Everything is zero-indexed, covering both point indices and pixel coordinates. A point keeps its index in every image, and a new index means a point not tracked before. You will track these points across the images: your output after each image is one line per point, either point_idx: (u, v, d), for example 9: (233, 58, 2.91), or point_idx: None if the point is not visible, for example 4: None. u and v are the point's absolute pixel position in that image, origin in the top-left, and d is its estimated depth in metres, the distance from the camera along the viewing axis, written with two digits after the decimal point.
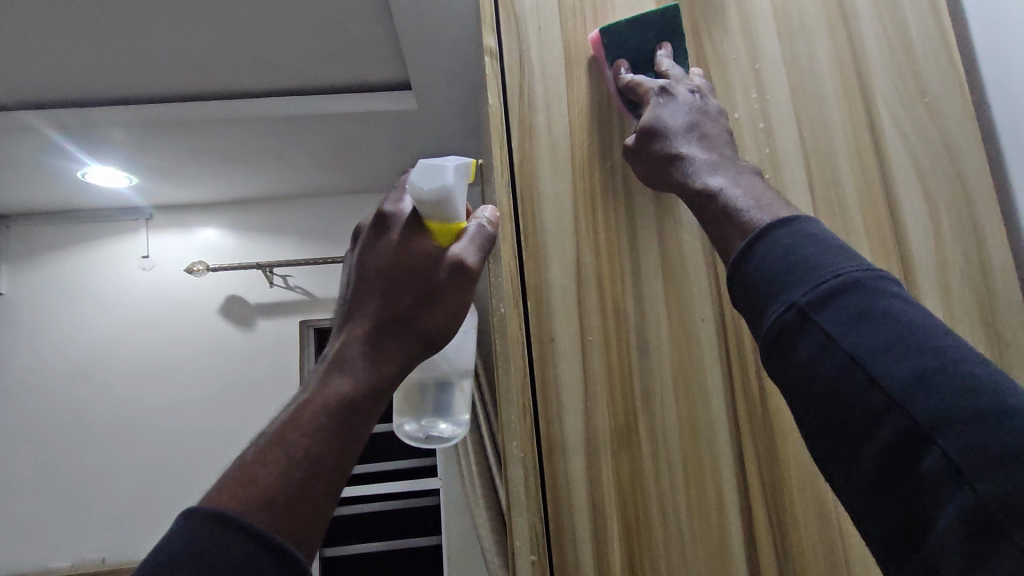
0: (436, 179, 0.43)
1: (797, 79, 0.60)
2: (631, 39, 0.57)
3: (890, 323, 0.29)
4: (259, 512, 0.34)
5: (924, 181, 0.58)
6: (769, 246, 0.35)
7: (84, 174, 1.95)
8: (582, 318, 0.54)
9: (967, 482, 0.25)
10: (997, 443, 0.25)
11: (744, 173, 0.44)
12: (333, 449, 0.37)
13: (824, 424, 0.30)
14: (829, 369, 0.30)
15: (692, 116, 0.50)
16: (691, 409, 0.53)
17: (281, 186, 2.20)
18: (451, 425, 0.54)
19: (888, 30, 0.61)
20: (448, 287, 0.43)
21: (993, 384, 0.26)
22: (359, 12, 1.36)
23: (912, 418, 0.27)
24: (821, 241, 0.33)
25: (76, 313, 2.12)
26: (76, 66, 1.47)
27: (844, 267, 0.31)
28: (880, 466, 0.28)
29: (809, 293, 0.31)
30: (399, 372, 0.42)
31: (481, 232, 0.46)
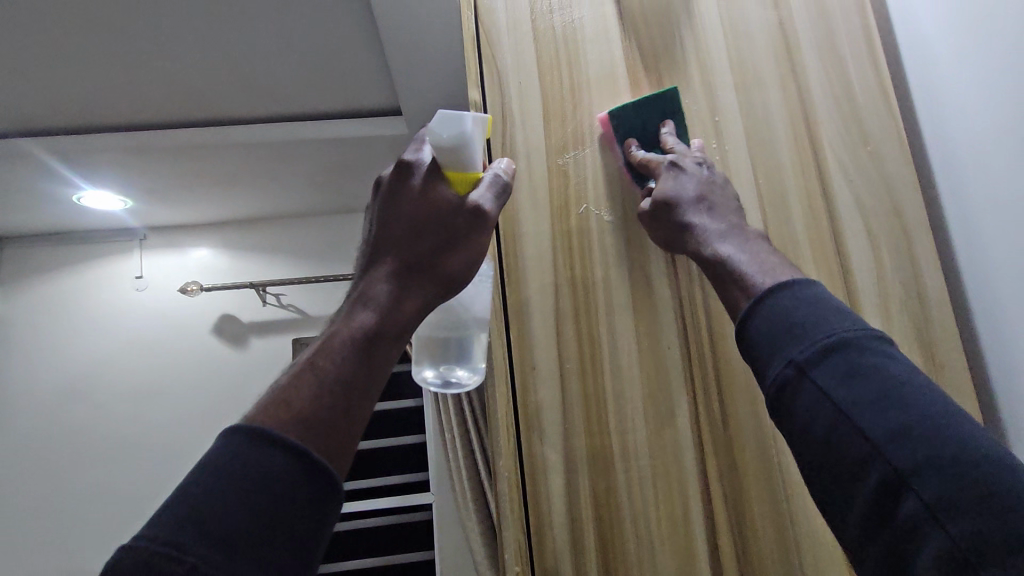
0: (454, 127, 0.49)
1: (752, 127, 0.67)
2: (637, 121, 0.64)
3: (876, 380, 0.36)
4: (294, 427, 0.40)
5: (867, 217, 0.65)
6: (774, 306, 0.43)
7: (79, 198, 1.99)
8: (560, 347, 0.60)
9: (941, 523, 0.32)
10: (965, 489, 0.32)
11: (751, 240, 0.53)
12: (360, 375, 0.43)
13: (822, 467, 0.38)
14: (824, 420, 0.37)
15: (700, 187, 0.58)
16: (658, 427, 0.58)
17: (273, 206, 2.25)
18: (469, 372, 0.56)
19: (832, 81, 0.68)
20: (463, 233, 0.50)
21: (963, 436, 0.33)
22: (351, 44, 1.42)
23: (894, 465, 0.34)
24: (819, 302, 0.41)
25: (69, 334, 2.14)
26: (76, 95, 1.52)
27: (838, 327, 0.39)
28: (871, 508, 0.35)
29: (806, 350, 0.39)
30: (420, 309, 0.48)
31: (497, 181, 0.52)
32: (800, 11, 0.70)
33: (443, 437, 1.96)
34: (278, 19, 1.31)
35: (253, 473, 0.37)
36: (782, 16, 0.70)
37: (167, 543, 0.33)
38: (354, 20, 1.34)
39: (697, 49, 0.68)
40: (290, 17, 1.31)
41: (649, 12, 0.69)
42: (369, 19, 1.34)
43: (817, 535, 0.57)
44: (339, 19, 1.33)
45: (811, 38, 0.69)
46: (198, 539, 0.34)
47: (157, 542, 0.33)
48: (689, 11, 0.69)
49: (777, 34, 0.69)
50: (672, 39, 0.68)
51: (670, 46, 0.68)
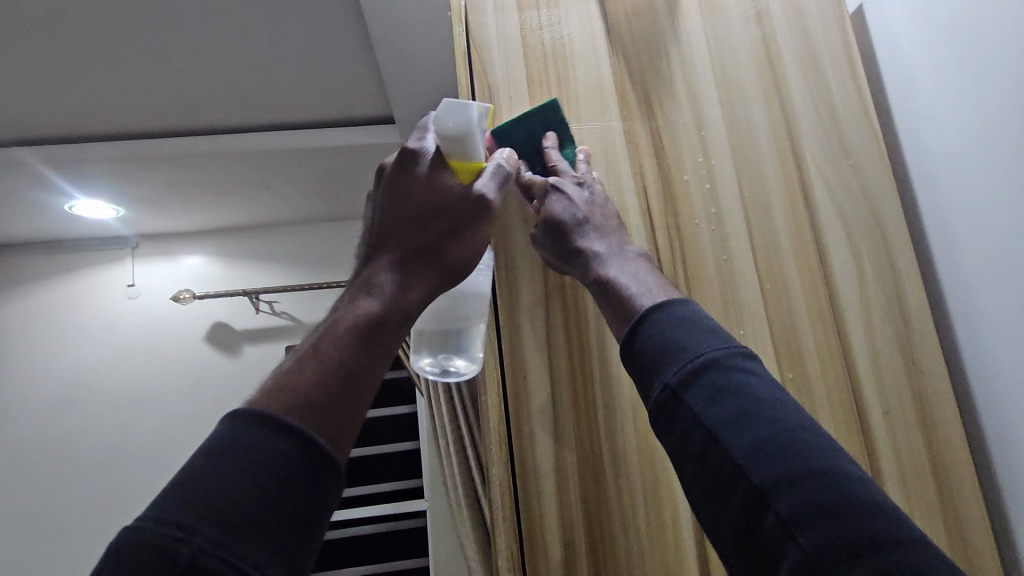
0: (459, 116, 0.52)
1: (737, 140, 0.69)
2: (518, 139, 0.62)
3: (739, 398, 0.37)
4: (300, 410, 0.39)
5: (849, 227, 0.67)
6: (652, 327, 0.43)
7: (71, 207, 1.99)
8: (551, 355, 0.61)
9: (794, 538, 0.32)
10: (815, 502, 0.32)
11: (631, 262, 0.54)
12: (365, 359, 0.44)
13: (699, 489, 0.38)
14: (698, 440, 0.37)
15: (584, 207, 0.58)
16: (647, 434, 0.59)
17: (266, 214, 2.25)
18: (466, 362, 0.59)
19: (814, 95, 0.70)
20: (468, 222, 0.52)
21: (812, 450, 0.34)
22: (344, 54, 1.44)
23: (755, 482, 0.34)
24: (688, 323, 0.42)
25: (60, 343, 2.13)
26: (69, 104, 1.52)
27: (707, 347, 0.40)
28: (739, 525, 0.35)
29: (679, 372, 0.40)
30: (424, 295, 0.49)
31: (501, 169, 0.54)
32: (783, 27, 0.72)
33: (437, 444, 1.96)
34: (272, 29, 1.32)
35: (262, 461, 0.36)
36: (765, 32, 0.72)
37: (172, 526, 0.33)
38: (348, 31, 1.36)
39: (683, 63, 0.70)
40: (283, 27, 1.32)
41: (635, 29, 0.70)
42: (362, 30, 1.36)
43: None
44: (332, 30, 1.35)
45: (793, 53, 0.71)
46: (204, 520, 0.34)
47: (165, 523, 0.33)
48: (674, 27, 0.71)
49: (761, 50, 0.71)
50: (658, 55, 0.70)
51: (656, 61, 0.70)
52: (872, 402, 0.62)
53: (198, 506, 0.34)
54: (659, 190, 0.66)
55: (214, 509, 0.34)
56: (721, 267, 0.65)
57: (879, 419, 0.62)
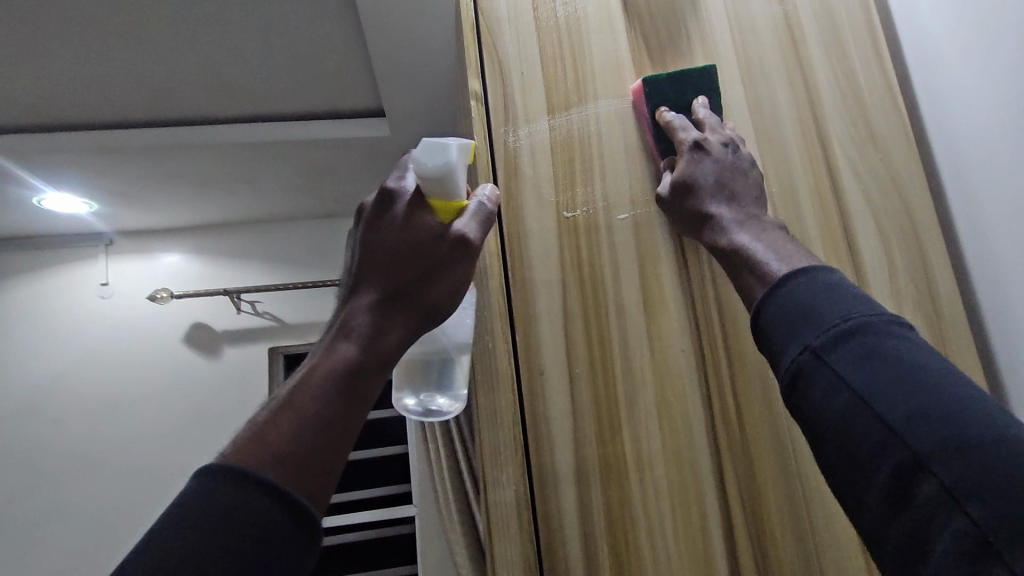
0: (438, 156, 0.47)
1: (760, 123, 0.65)
2: (669, 92, 0.61)
3: (893, 362, 0.34)
4: (273, 468, 0.37)
5: (878, 216, 0.63)
6: (786, 294, 0.40)
7: (40, 201, 1.89)
8: (568, 349, 0.56)
9: (965, 511, 0.29)
10: (992, 474, 0.29)
11: (770, 228, 0.50)
12: (342, 412, 0.41)
13: (842, 466, 0.34)
14: (840, 406, 0.34)
15: (724, 172, 0.55)
16: (675, 436, 0.55)
17: (248, 210, 2.17)
18: (450, 400, 0.57)
19: (839, 78, 0.67)
20: (449, 260, 0.48)
21: (993, 420, 0.30)
22: (332, 42, 1.38)
23: (914, 451, 0.31)
24: (831, 286, 0.39)
25: (25, 346, 2.02)
26: (38, 93, 1.43)
27: (854, 311, 0.36)
28: (887, 496, 0.32)
29: (821, 335, 0.36)
30: (403, 339, 0.46)
31: (482, 208, 0.51)
32: (806, 7, 0.69)
33: (426, 448, 1.91)
34: (255, 13, 1.26)
35: (226, 514, 0.35)
36: (787, 11, 0.68)
37: None
38: (336, 19, 1.30)
39: (704, 42, 0.66)
40: (267, 12, 1.26)
41: (653, 4, 0.66)
42: (353, 17, 1.30)
43: (836, 541, 0.54)
44: (321, 16, 1.29)
45: (817, 34, 0.68)
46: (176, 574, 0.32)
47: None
48: (694, 4, 0.67)
49: (783, 29, 0.68)
50: (677, 31, 0.66)
51: (675, 38, 0.66)
52: None
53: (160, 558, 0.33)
54: None
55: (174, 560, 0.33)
56: None
57: None
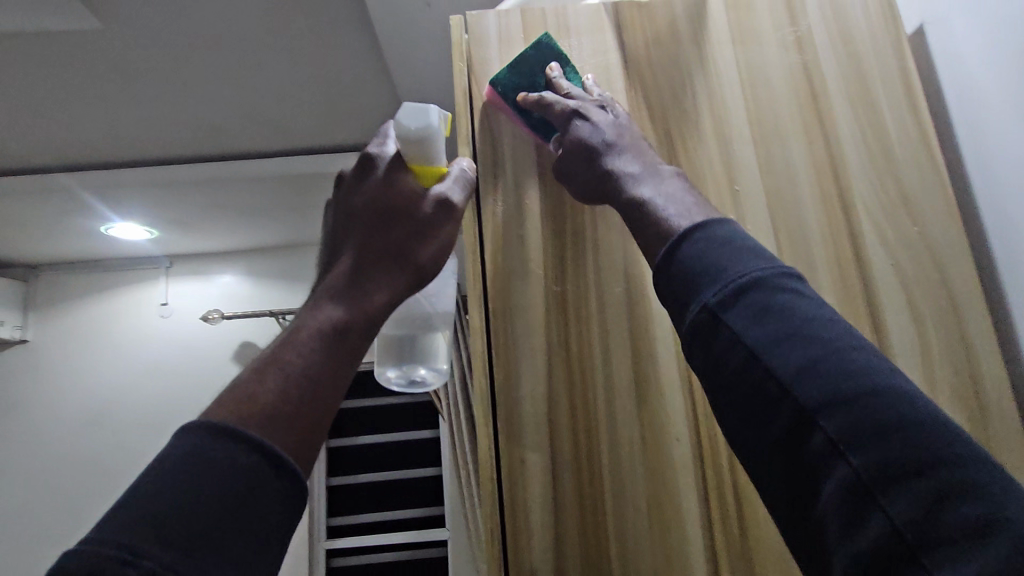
0: (421, 120, 0.48)
1: (774, 184, 0.60)
2: (522, 78, 0.59)
3: (783, 315, 0.35)
4: (260, 423, 0.37)
5: (910, 288, 0.57)
6: (685, 248, 0.41)
7: (108, 229, 2.05)
8: (552, 437, 0.53)
9: (846, 458, 0.30)
10: (869, 420, 0.30)
11: (666, 177, 0.50)
12: (329, 369, 0.41)
13: (736, 408, 0.36)
14: (734, 356, 0.36)
15: (608, 129, 0.54)
16: (663, 529, 0.51)
17: (294, 235, 2.27)
18: (432, 371, 0.58)
19: (866, 133, 0.61)
20: (432, 224, 0.48)
21: (874, 369, 0.32)
22: (363, 79, 1.41)
23: (802, 406, 0.32)
24: (725, 243, 0.40)
25: (98, 362, 2.23)
26: (101, 136, 1.55)
27: (743, 265, 0.38)
28: (781, 448, 0.33)
29: (715, 290, 0.38)
30: (389, 301, 0.46)
31: (463, 175, 0.52)
32: (828, 54, 0.63)
33: (458, 475, 1.96)
34: (288, 55, 1.30)
35: (211, 469, 0.34)
36: (806, 59, 0.63)
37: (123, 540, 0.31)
38: (365, 58, 1.33)
39: (712, 97, 0.62)
40: (300, 53, 1.30)
41: (655, 58, 0.63)
42: (381, 55, 1.33)
43: None
44: (351, 54, 1.32)
45: (841, 84, 0.62)
46: (167, 538, 0.32)
47: (117, 539, 0.31)
48: (701, 57, 0.63)
49: (802, 79, 0.62)
50: (681, 87, 0.62)
51: (679, 95, 0.62)
52: None
53: (144, 516, 0.32)
54: None
55: (161, 518, 0.33)
56: None
57: None
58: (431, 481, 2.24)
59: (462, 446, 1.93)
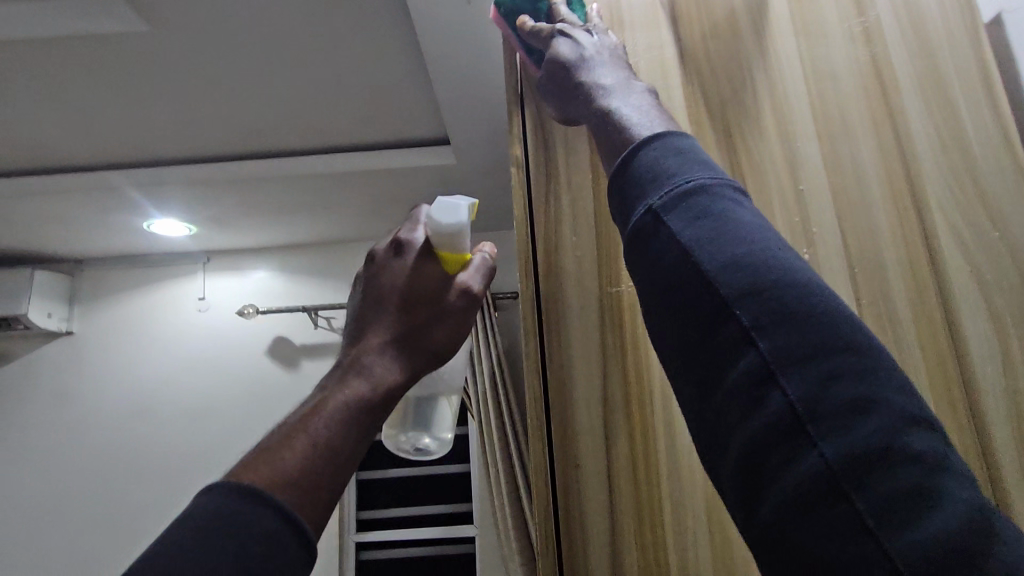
0: (453, 217, 0.48)
1: (840, 184, 0.57)
2: (522, 5, 0.56)
3: (729, 225, 0.31)
4: (283, 491, 0.38)
5: (989, 294, 0.54)
6: (639, 154, 0.35)
7: (150, 225, 2.11)
8: (608, 442, 0.52)
9: (780, 386, 0.27)
10: (808, 347, 0.27)
11: (637, 91, 0.42)
12: (349, 443, 0.42)
13: (670, 318, 0.32)
14: (674, 265, 0.31)
15: (586, 45, 0.48)
16: (726, 541, 0.49)
17: (327, 233, 2.29)
18: (436, 439, 0.57)
19: (940, 130, 0.58)
20: (455, 309, 0.48)
21: (822, 293, 0.29)
22: (402, 78, 1.41)
23: (746, 329, 0.28)
24: (686, 151, 0.34)
25: (139, 354, 2.30)
26: (146, 134, 1.59)
27: (698, 173, 0.33)
28: (712, 367, 0.29)
29: (665, 195, 0.32)
30: (409, 381, 0.46)
31: (485, 264, 0.50)
32: (899, 46, 0.60)
33: (489, 472, 1.96)
34: (329, 53, 1.31)
35: (229, 530, 0.35)
36: (875, 52, 0.60)
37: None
38: (405, 56, 1.33)
39: (774, 93, 0.59)
40: (341, 52, 1.31)
41: (713, 52, 0.61)
42: (419, 53, 1.32)
43: None
44: (389, 52, 1.32)
45: (913, 78, 0.59)
46: None
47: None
48: (762, 51, 0.61)
49: (870, 74, 0.60)
50: (741, 81, 0.60)
51: (740, 91, 0.60)
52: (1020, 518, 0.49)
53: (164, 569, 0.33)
54: None
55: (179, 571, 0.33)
56: None
57: None
58: (460, 478, 2.25)
59: (493, 444, 1.94)
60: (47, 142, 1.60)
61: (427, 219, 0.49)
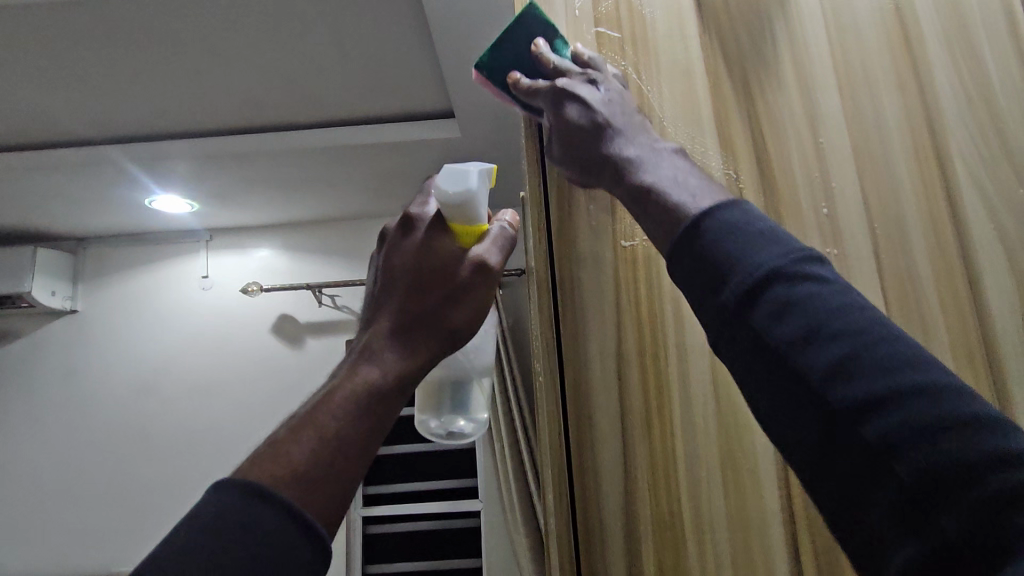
0: (461, 183, 0.46)
1: (861, 137, 0.56)
2: (508, 53, 0.51)
3: (825, 321, 0.30)
4: (291, 486, 0.37)
5: (1011, 250, 0.53)
6: (703, 235, 0.35)
7: (151, 202, 2.09)
8: (622, 398, 0.51)
9: (935, 514, 0.25)
10: (951, 462, 0.25)
11: (675, 162, 0.43)
12: (360, 433, 0.40)
13: (784, 423, 0.30)
14: (779, 373, 0.30)
15: (600, 107, 0.47)
16: (739, 497, 0.50)
17: (329, 210, 2.28)
18: (471, 421, 0.56)
19: (966, 83, 0.56)
20: (470, 287, 0.46)
21: (953, 391, 0.27)
22: (407, 48, 1.38)
23: (880, 446, 0.27)
24: (747, 231, 0.34)
25: (143, 332, 2.30)
26: (146, 107, 1.57)
27: (767, 257, 0.32)
28: (847, 485, 0.28)
29: (740, 288, 0.32)
30: (423, 366, 0.44)
31: (502, 233, 0.48)
32: None
33: (494, 446, 1.98)
34: (333, 22, 1.28)
35: (240, 530, 0.35)
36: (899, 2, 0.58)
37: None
38: (411, 25, 1.30)
39: (794, 46, 0.58)
40: (345, 21, 1.28)
41: (732, 3, 0.59)
42: (424, 22, 1.29)
43: None
44: (393, 22, 1.29)
45: (938, 28, 0.57)
46: None
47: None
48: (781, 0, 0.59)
49: (893, 24, 0.58)
50: (760, 33, 0.58)
51: (759, 44, 0.58)
52: None
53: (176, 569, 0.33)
54: (761, 205, 0.55)
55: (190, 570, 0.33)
56: None
57: None
58: (465, 453, 2.28)
59: (499, 418, 1.95)
60: (47, 115, 1.58)
61: (436, 190, 0.47)
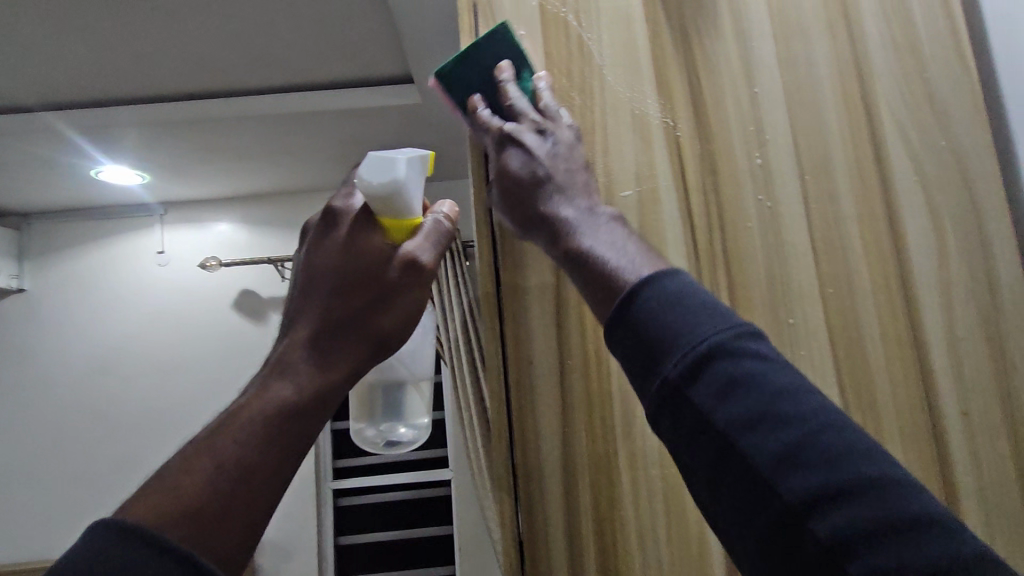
0: (387, 175, 0.44)
1: (794, 85, 0.57)
2: (470, 75, 0.48)
3: (804, 443, 0.27)
4: (175, 526, 0.34)
5: (931, 194, 0.55)
6: (647, 306, 0.32)
7: (98, 172, 1.99)
8: (560, 341, 0.52)
9: None
10: None
11: (605, 228, 0.39)
12: (268, 455, 0.39)
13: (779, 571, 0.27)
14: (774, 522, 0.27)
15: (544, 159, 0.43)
16: None
17: (289, 181, 2.22)
18: (409, 429, 0.56)
19: (894, 32, 0.57)
20: (398, 288, 0.45)
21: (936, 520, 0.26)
22: (359, 10, 1.34)
23: None
24: (692, 301, 0.32)
25: (97, 310, 2.22)
26: (84, 71, 1.49)
27: (711, 332, 0.30)
28: None
29: (704, 388, 0.29)
30: (348, 375, 0.43)
31: (437, 228, 0.47)
32: None
33: (461, 416, 1.99)
34: None
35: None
36: None
37: None
38: None
39: None
40: None
41: None
42: None
43: None
44: None
45: None
46: None
47: None
48: None
49: None
50: None
51: None
52: (947, 405, 0.52)
53: None
54: (696, 151, 0.56)
55: None
56: (768, 242, 0.54)
57: (953, 418, 0.52)
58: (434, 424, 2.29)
59: (465, 388, 1.96)
60: None
61: (359, 182, 0.45)
